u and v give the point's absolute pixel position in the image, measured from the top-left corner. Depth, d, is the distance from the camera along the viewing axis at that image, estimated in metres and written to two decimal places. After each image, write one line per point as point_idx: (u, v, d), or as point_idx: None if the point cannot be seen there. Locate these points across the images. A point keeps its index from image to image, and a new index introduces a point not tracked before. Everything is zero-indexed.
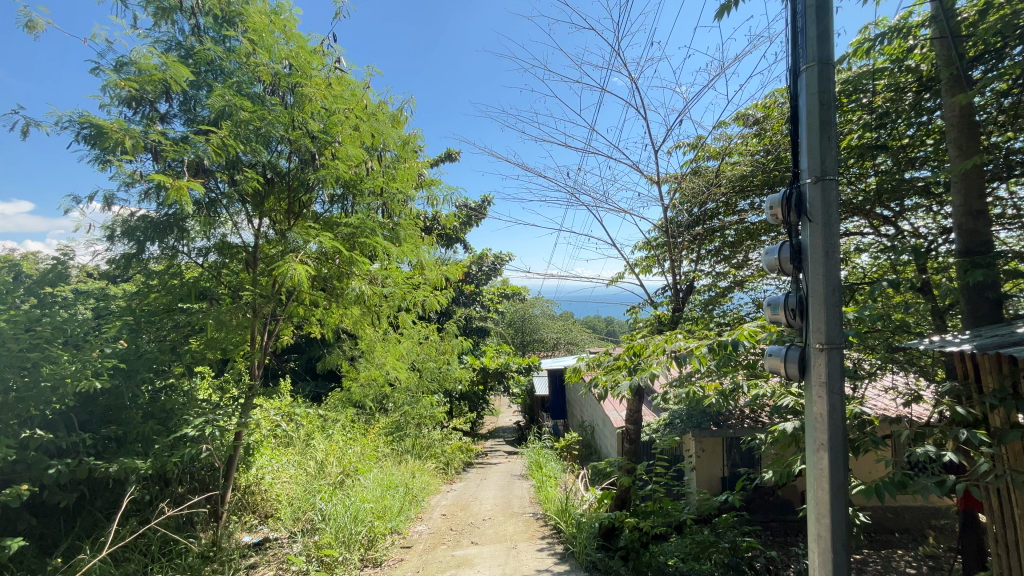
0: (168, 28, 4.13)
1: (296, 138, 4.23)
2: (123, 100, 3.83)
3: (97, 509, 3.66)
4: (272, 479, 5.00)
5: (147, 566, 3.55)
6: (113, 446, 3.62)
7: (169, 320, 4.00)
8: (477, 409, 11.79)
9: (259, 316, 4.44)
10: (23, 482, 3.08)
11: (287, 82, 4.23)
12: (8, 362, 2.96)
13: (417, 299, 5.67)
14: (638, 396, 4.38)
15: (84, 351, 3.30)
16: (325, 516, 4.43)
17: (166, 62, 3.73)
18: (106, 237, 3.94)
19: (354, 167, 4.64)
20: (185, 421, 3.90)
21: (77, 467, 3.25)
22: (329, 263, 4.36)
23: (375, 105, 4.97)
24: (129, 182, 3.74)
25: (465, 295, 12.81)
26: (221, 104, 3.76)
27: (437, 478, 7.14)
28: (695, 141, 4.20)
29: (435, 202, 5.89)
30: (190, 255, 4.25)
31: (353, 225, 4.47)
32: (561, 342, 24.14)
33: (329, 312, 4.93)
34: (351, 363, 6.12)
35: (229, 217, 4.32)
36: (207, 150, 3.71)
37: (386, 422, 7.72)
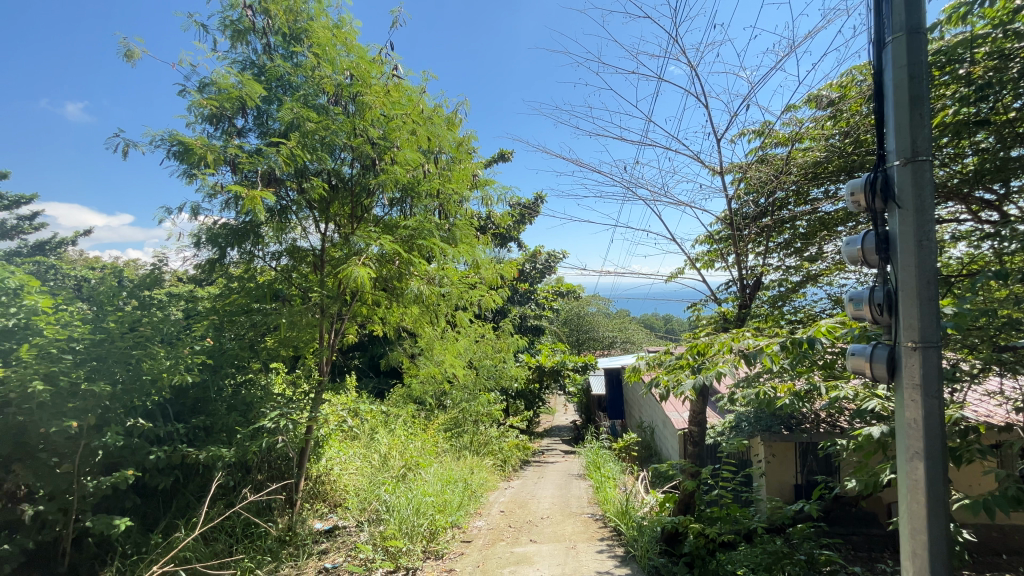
0: (243, 48, 4.47)
1: (357, 145, 4.45)
2: (205, 118, 4.17)
3: (189, 492, 4.01)
4: (340, 470, 5.27)
5: (232, 547, 3.89)
6: (201, 434, 4.01)
7: (247, 319, 4.30)
8: (533, 408, 11.84)
9: (327, 315, 4.68)
10: (130, 465, 3.51)
11: (348, 92, 4.44)
12: (117, 358, 3.35)
13: (474, 298, 5.79)
14: (703, 396, 4.16)
15: (177, 348, 3.68)
16: (390, 507, 4.59)
17: (241, 81, 4.04)
18: (194, 243, 4.32)
19: (412, 171, 4.81)
20: (261, 414, 4.21)
21: (173, 453, 3.65)
22: (389, 265, 4.51)
23: (431, 109, 5.11)
24: (212, 193, 4.08)
25: (520, 294, 12.92)
26: (290, 117, 4.05)
27: (495, 475, 7.21)
28: (761, 128, 3.98)
29: (490, 203, 5.97)
30: (265, 259, 4.51)
31: (412, 227, 4.65)
32: (617, 342, 23.98)
33: (390, 311, 5.14)
34: (412, 360, 6.30)
35: (298, 222, 4.56)
36: (278, 161, 4.01)
37: (445, 419, 7.92)
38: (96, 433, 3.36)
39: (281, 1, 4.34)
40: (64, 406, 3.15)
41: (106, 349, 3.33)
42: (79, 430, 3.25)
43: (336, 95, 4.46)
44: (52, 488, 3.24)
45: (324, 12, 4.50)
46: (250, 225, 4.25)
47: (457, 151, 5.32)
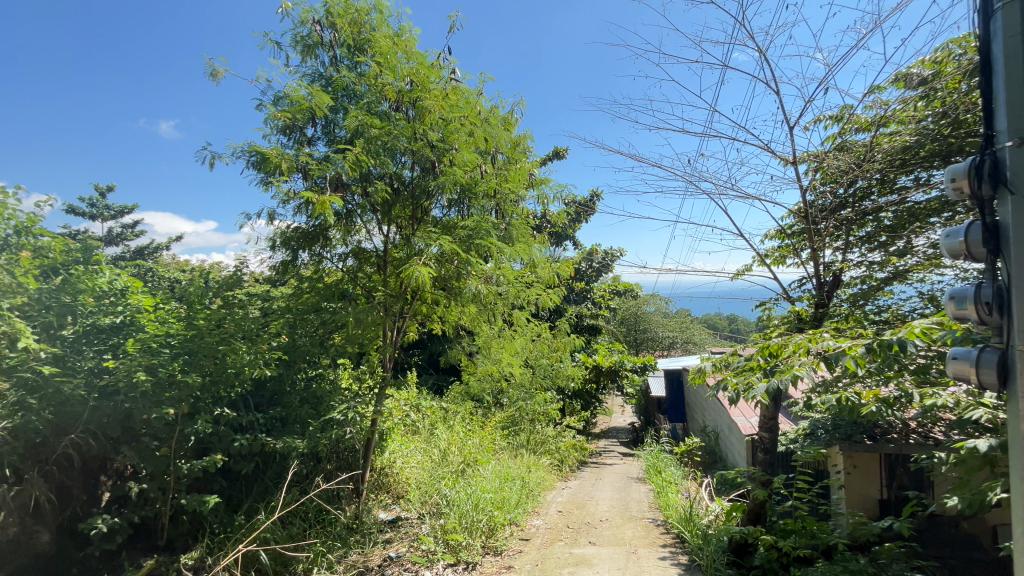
0: (312, 62, 4.73)
1: (418, 148, 4.60)
2: (280, 129, 4.46)
3: (267, 477, 4.30)
4: (402, 463, 5.44)
5: (306, 531, 4.14)
6: (278, 425, 4.31)
7: (317, 317, 4.55)
8: (590, 408, 11.69)
9: (389, 313, 4.85)
10: (218, 451, 3.83)
11: (408, 97, 4.59)
12: (205, 352, 3.67)
13: (531, 297, 5.80)
14: (775, 401, 3.92)
15: (256, 344, 3.95)
16: (450, 501, 4.70)
17: (310, 92, 4.29)
18: (270, 246, 4.63)
19: (469, 172, 4.89)
20: (331, 407, 4.50)
21: (254, 441, 3.95)
22: (448, 264, 4.60)
23: (488, 110, 5.17)
24: (285, 199, 4.35)
25: (576, 293, 12.79)
26: (355, 124, 4.25)
27: (552, 475, 7.19)
28: (839, 113, 3.68)
29: (546, 201, 5.95)
30: (332, 260, 4.74)
31: (470, 227, 4.73)
32: (677, 342, 23.21)
33: (449, 310, 5.26)
34: (470, 358, 6.40)
35: (363, 225, 4.76)
36: (345, 167, 4.21)
37: (502, 416, 7.99)
38: (189, 421, 3.75)
39: (346, 14, 4.55)
40: (163, 395, 3.60)
41: (196, 343, 3.71)
42: (177, 416, 3.68)
43: (397, 101, 4.63)
44: (153, 469, 3.62)
45: (385, 22, 4.68)
46: (320, 229, 4.49)
47: (513, 150, 5.34)
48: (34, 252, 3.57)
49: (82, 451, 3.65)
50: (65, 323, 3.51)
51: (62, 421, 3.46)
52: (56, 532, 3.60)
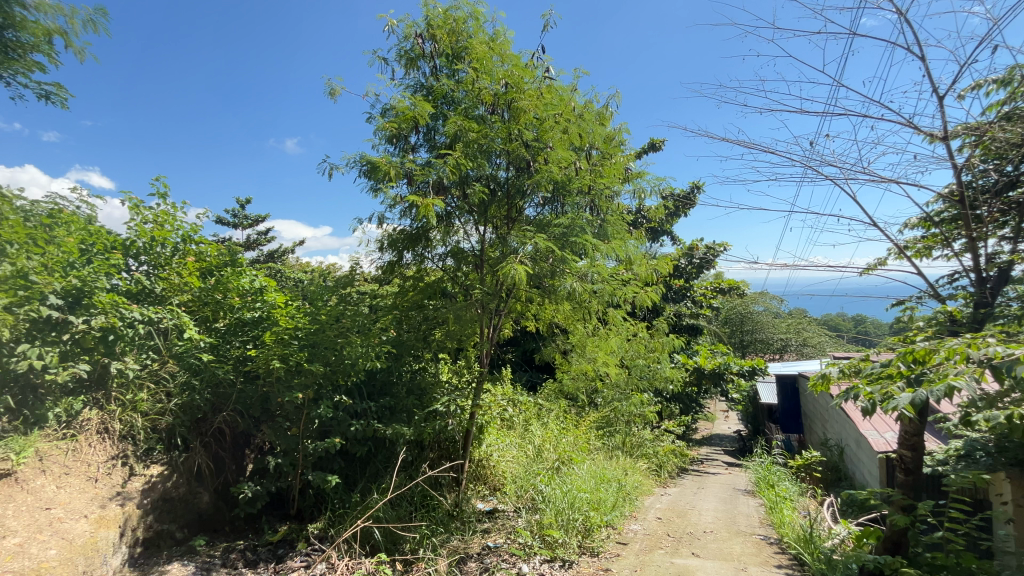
0: (415, 74, 5.03)
1: (513, 148, 4.68)
2: (387, 139, 4.81)
3: (378, 461, 4.66)
4: (498, 457, 5.54)
5: (412, 513, 4.45)
6: (387, 413, 4.70)
7: (420, 314, 4.82)
8: (690, 412, 11.07)
9: (486, 311, 4.97)
10: (337, 434, 4.24)
11: (504, 100, 4.69)
12: (327, 343, 4.06)
13: (627, 295, 5.64)
14: (920, 414, 3.39)
15: (370, 337, 4.30)
16: (546, 497, 4.72)
17: (414, 102, 4.56)
18: (379, 248, 5.01)
19: (564, 169, 4.88)
20: (434, 399, 4.81)
21: (367, 427, 4.33)
22: (543, 262, 4.63)
23: (582, 105, 5.12)
24: (393, 204, 4.68)
25: (674, 291, 12.17)
26: (455, 130, 4.45)
27: (650, 480, 6.92)
28: (1008, 75, 3.07)
29: (642, 196, 5.74)
30: (433, 260, 4.95)
31: (564, 225, 4.72)
32: (790, 345, 21.12)
33: (543, 307, 5.29)
34: (564, 356, 6.35)
35: (461, 226, 4.95)
36: (446, 170, 4.42)
37: (596, 417, 7.86)
38: (314, 405, 4.20)
39: (445, 25, 4.78)
40: (293, 380, 4.07)
41: (319, 336, 4.11)
42: (304, 400, 4.14)
43: (493, 104, 4.75)
44: (286, 446, 4.12)
45: (481, 28, 4.83)
46: (422, 230, 4.75)
47: (608, 145, 5.23)
48: (196, 257, 4.33)
49: (232, 427, 4.28)
50: (219, 316, 4.28)
51: (218, 400, 4.17)
52: (214, 495, 4.20)
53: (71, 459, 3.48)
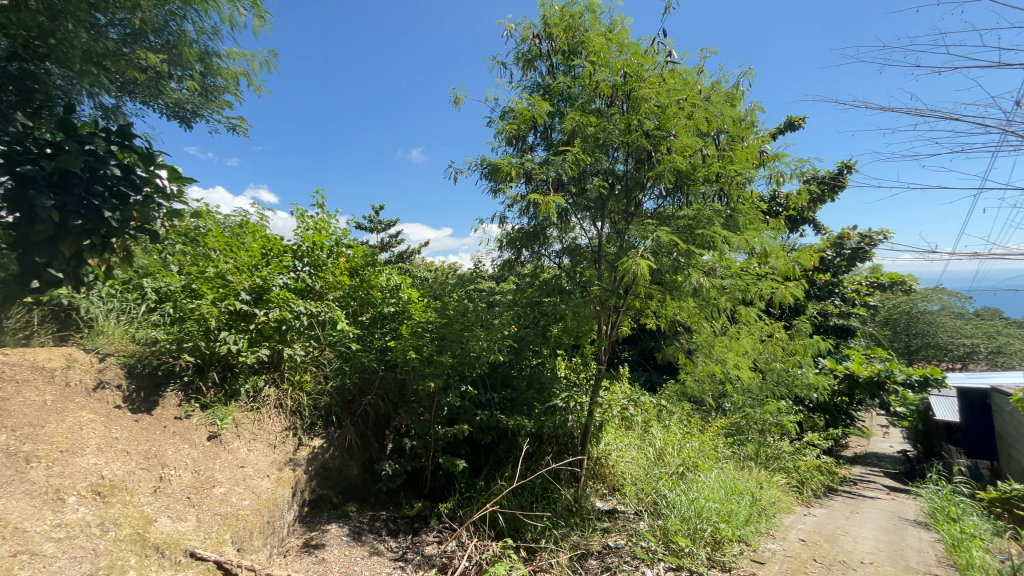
0: (532, 74, 5.13)
1: (632, 140, 4.53)
2: (507, 140, 4.98)
3: (501, 451, 4.88)
4: (617, 457, 5.44)
5: (533, 502, 4.58)
6: (509, 405, 4.91)
7: (538, 310, 4.88)
8: (840, 425, 9.70)
9: (604, 308, 4.88)
10: (464, 422, 4.53)
11: (622, 91, 4.57)
12: (454, 337, 4.35)
13: (763, 291, 5.12)
14: None
15: (493, 332, 4.52)
16: (670, 503, 4.51)
17: (532, 102, 4.64)
18: (498, 246, 5.20)
19: (689, 158, 4.58)
20: (553, 394, 4.92)
21: (491, 417, 4.56)
22: (666, 256, 4.41)
23: (710, 87, 4.77)
24: (512, 203, 4.83)
25: (818, 287, 10.76)
26: (573, 125, 4.44)
27: (790, 497, 6.22)
28: None
29: (781, 180, 5.16)
30: (549, 257, 5.02)
31: (689, 217, 4.44)
32: (978, 352, 17.38)
33: (664, 305, 5.04)
34: (689, 357, 5.97)
35: (578, 223, 4.93)
36: (565, 167, 4.43)
37: (725, 423, 7.29)
38: (443, 394, 4.52)
39: (561, 22, 4.79)
40: (425, 370, 4.41)
41: (447, 330, 4.40)
42: (435, 389, 4.46)
43: (611, 96, 4.66)
44: (420, 429, 4.53)
45: (598, 20, 4.75)
46: (541, 228, 4.82)
47: (739, 127, 4.80)
48: (347, 259, 4.94)
49: (376, 409, 4.86)
50: (364, 310, 4.84)
51: (364, 384, 4.74)
52: (361, 468, 4.78)
53: (257, 428, 4.13)
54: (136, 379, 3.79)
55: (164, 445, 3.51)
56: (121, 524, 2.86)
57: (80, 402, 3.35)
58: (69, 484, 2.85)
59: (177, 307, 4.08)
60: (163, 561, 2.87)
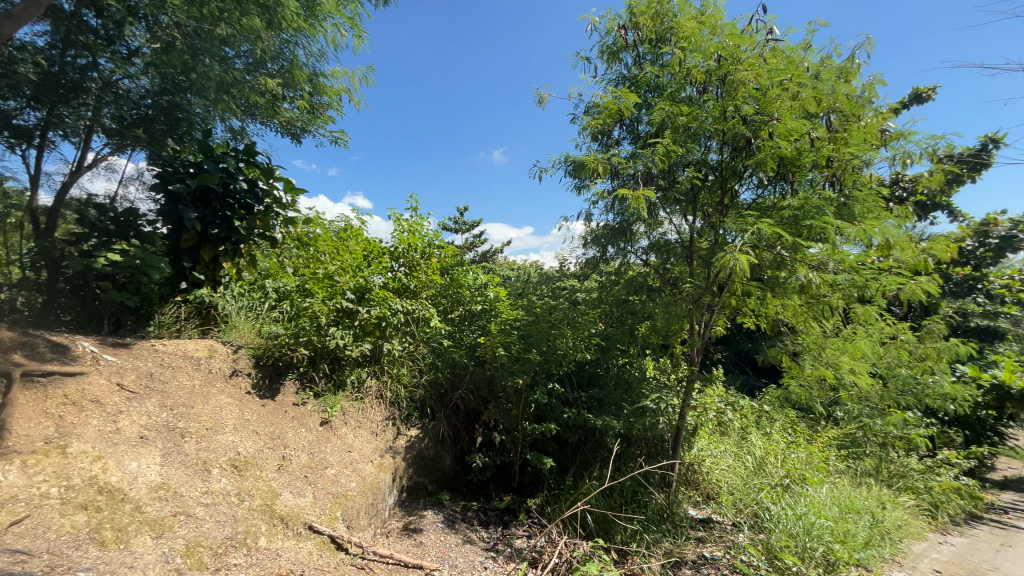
0: (617, 66, 5.00)
1: (728, 127, 4.25)
2: (591, 136, 4.91)
3: (588, 450, 4.83)
4: (712, 464, 5.15)
5: (623, 505, 4.49)
6: (597, 405, 4.82)
7: (626, 309, 4.72)
8: (985, 443, 8.33)
9: (697, 307, 4.61)
10: (552, 420, 4.58)
11: (717, 75, 4.30)
12: (541, 335, 4.39)
13: (886, 287, 4.54)
14: None
15: (580, 331, 4.49)
16: (773, 516, 4.16)
17: (618, 95, 4.52)
18: (583, 243, 5.13)
19: (794, 142, 4.20)
20: (642, 394, 4.75)
21: (579, 416, 4.53)
22: (768, 251, 4.09)
23: (818, 64, 4.33)
24: (597, 200, 4.75)
25: (955, 282, 9.32)
26: (662, 116, 4.26)
27: (921, 521, 5.45)
28: None
29: (907, 161, 4.55)
30: (636, 254, 4.88)
31: (795, 207, 4.07)
32: None
33: (764, 304, 4.70)
34: (794, 360, 5.47)
35: (667, 217, 4.75)
36: (655, 160, 4.26)
37: (837, 434, 6.58)
38: (530, 390, 4.59)
39: (648, 9, 4.61)
40: (513, 366, 4.52)
41: (535, 328, 4.45)
42: (523, 385, 4.55)
43: (703, 83, 4.42)
44: (509, 425, 4.65)
45: (688, 4, 4.51)
46: (627, 224, 4.68)
47: (854, 105, 4.30)
48: (438, 259, 5.18)
49: (466, 404, 5.09)
50: (454, 307, 5.04)
51: (455, 378, 4.97)
52: (453, 459, 5.01)
53: (361, 416, 4.47)
54: (262, 368, 4.28)
55: (285, 428, 3.93)
56: (253, 495, 3.27)
57: (220, 387, 3.85)
58: (213, 458, 3.30)
59: (294, 305, 4.54)
60: (286, 531, 3.23)
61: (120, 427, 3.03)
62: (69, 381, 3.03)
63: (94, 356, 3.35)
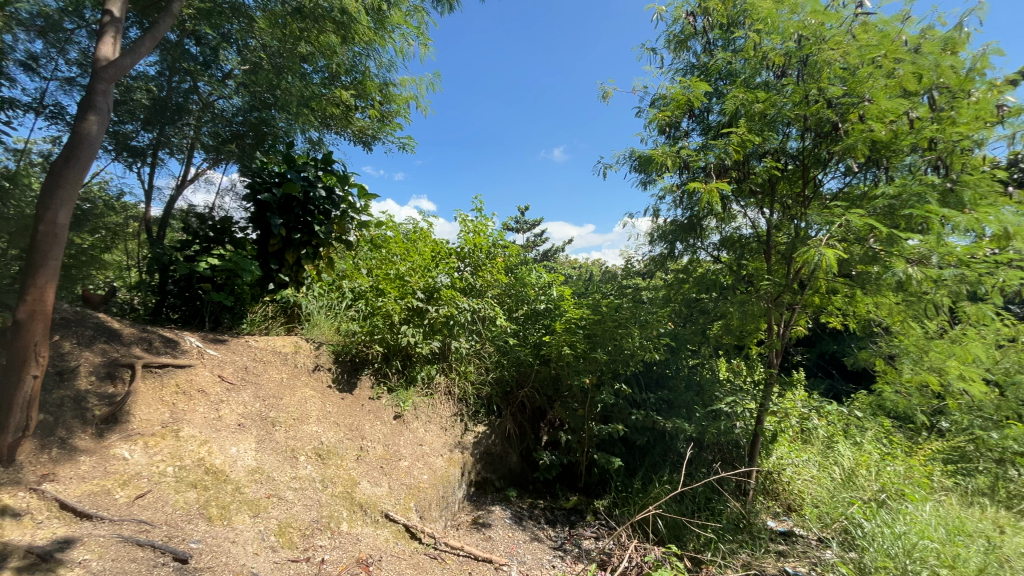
0: (685, 55, 4.81)
1: (811, 112, 3.95)
2: (658, 129, 4.76)
3: (657, 453, 4.66)
4: (793, 474, 4.90)
5: (696, 511, 4.32)
6: (666, 407, 4.62)
7: (698, 308, 4.59)
8: None
9: (778, 305, 4.24)
10: (619, 421, 4.49)
11: (797, 57, 4.01)
12: (608, 334, 4.31)
13: (1005, 283, 4.00)
14: None
15: (649, 330, 4.34)
16: (867, 533, 3.77)
17: (688, 85, 4.33)
18: (649, 240, 5.00)
19: (890, 124, 3.82)
20: (716, 397, 4.51)
21: (647, 418, 4.40)
22: (859, 244, 3.76)
23: (918, 36, 3.92)
24: (665, 195, 4.60)
25: None
26: (736, 105, 4.05)
27: None
28: None
29: None
30: (707, 250, 4.71)
31: (892, 195, 3.70)
32: None
33: (853, 303, 4.38)
34: (890, 363, 4.99)
35: (740, 211, 4.51)
36: (729, 150, 4.02)
37: (942, 446, 5.91)
38: (597, 390, 4.53)
39: None
40: (580, 365, 4.53)
41: (602, 327, 4.36)
42: (589, 385, 4.53)
43: (781, 67, 4.15)
44: (575, 424, 4.63)
45: None
46: (697, 219, 4.48)
47: (964, 79, 3.84)
48: (503, 258, 5.25)
49: (532, 402, 5.12)
50: (519, 306, 5.07)
51: (521, 377, 5.06)
52: (519, 457, 5.07)
53: (432, 411, 4.64)
54: (341, 364, 4.55)
55: (362, 420, 4.17)
56: (335, 483, 3.49)
57: (305, 380, 4.16)
58: (300, 446, 3.56)
59: (368, 304, 4.77)
60: (366, 518, 3.42)
61: (222, 414, 3.36)
62: (180, 371, 3.40)
63: (199, 350, 3.73)
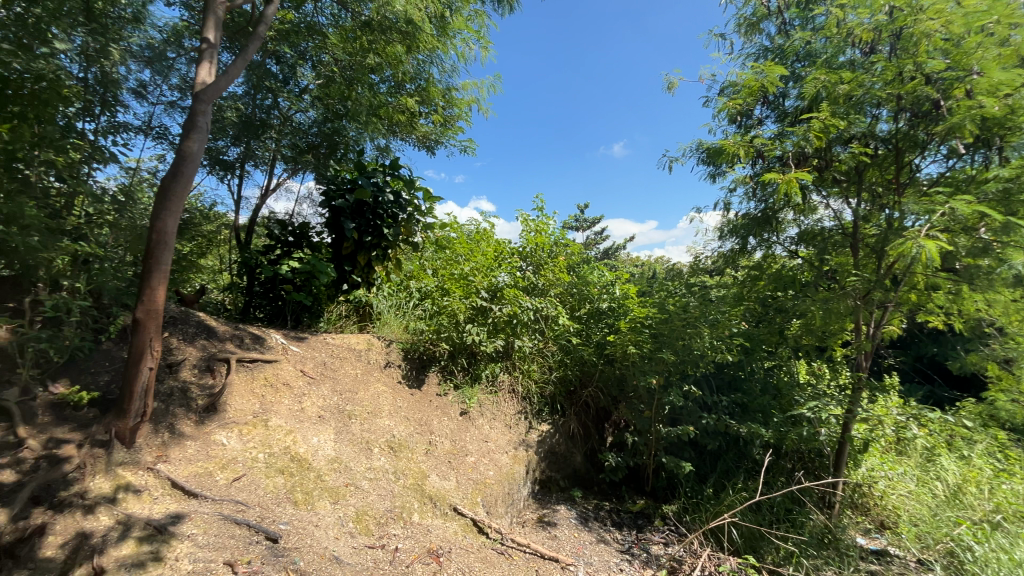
0: (757, 38, 4.54)
1: (905, 91, 3.58)
2: (728, 118, 4.52)
3: (730, 458, 4.45)
4: (887, 488, 4.49)
5: (774, 522, 4.06)
6: (739, 410, 4.41)
7: (772, 307, 4.36)
8: None
9: (868, 304, 3.90)
10: (688, 423, 4.32)
11: (889, 31, 3.65)
12: (675, 334, 4.16)
13: None
14: None
15: (721, 330, 4.13)
16: (978, 558, 3.38)
17: (761, 70, 4.07)
18: (719, 235, 4.77)
19: (1006, 97, 3.38)
20: (795, 402, 4.23)
21: (718, 421, 4.21)
22: (966, 235, 3.37)
23: None
24: (737, 187, 4.37)
25: None
26: (816, 88, 3.77)
27: None
28: None
29: None
30: (783, 245, 4.43)
31: (1009, 177, 3.28)
32: None
33: (961, 301, 3.91)
34: (1006, 368, 4.42)
35: (821, 202, 4.19)
36: (810, 137, 3.73)
37: None
38: (665, 391, 4.39)
39: None
40: (646, 365, 4.40)
41: (669, 326, 4.21)
42: (656, 386, 4.39)
43: (869, 43, 3.81)
44: (641, 426, 4.51)
45: None
46: (772, 212, 4.28)
47: None
48: (565, 256, 5.22)
49: (596, 402, 5.07)
50: (583, 304, 5.05)
51: (584, 377, 5.04)
52: (584, 457, 5.02)
53: (496, 409, 4.71)
54: (409, 361, 4.73)
55: (430, 416, 4.30)
56: (406, 475, 3.63)
57: (377, 375, 4.37)
58: (374, 438, 3.74)
59: (434, 303, 4.92)
60: (435, 510, 3.54)
61: (304, 407, 3.61)
62: (268, 366, 3.69)
63: (284, 347, 4.03)
